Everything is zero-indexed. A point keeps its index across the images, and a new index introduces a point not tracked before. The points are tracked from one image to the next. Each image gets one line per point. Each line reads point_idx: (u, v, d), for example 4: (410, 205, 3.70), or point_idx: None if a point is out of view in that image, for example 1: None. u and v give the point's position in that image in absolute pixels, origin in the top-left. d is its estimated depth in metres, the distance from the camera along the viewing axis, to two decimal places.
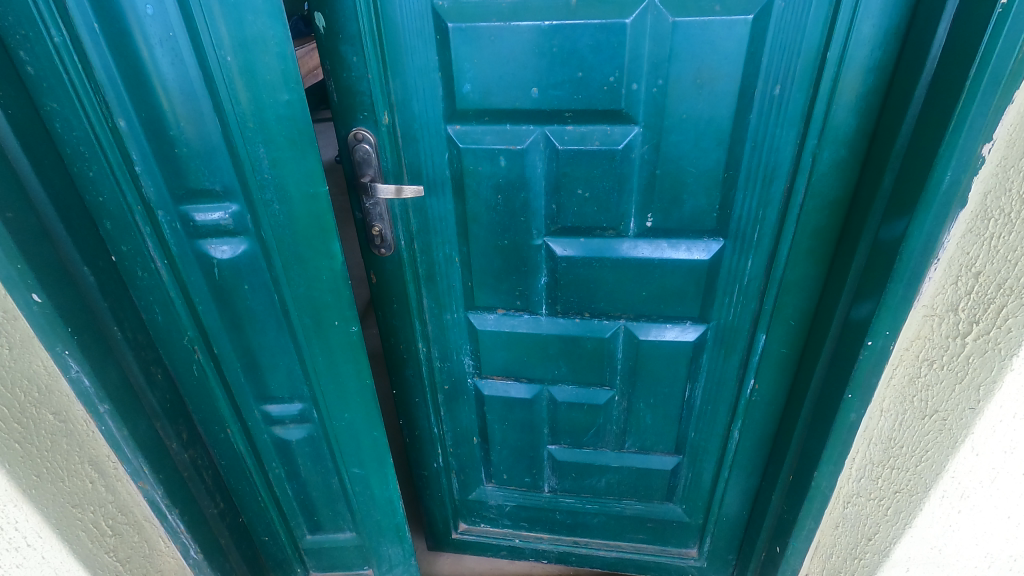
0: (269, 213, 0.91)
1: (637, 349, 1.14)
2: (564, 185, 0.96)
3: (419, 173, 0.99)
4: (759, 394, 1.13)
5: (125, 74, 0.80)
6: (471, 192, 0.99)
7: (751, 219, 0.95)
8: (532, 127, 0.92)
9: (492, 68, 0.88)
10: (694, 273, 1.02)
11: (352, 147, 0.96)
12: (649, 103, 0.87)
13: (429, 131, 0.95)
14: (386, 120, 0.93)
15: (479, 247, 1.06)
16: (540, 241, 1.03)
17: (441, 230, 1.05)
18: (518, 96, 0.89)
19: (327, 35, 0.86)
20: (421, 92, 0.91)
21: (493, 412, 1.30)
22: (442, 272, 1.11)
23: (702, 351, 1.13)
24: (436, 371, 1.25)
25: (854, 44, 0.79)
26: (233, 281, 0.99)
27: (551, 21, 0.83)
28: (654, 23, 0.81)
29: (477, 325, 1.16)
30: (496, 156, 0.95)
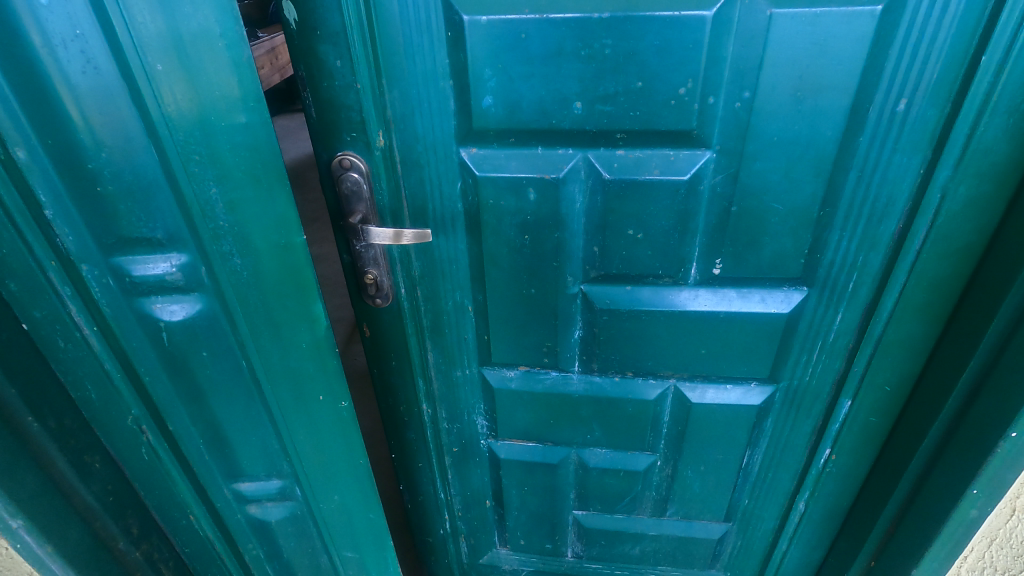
0: (229, 268, 0.71)
1: (688, 413, 0.94)
2: (609, 222, 0.75)
3: (422, 207, 0.78)
4: (835, 464, 0.94)
5: (17, 88, 0.57)
6: (490, 230, 0.78)
7: (847, 265, 0.75)
8: (571, 150, 0.71)
9: (521, 75, 0.66)
10: (767, 328, 0.82)
11: (337, 175, 0.74)
12: (728, 121, 0.66)
13: (436, 155, 0.73)
14: (381, 142, 0.72)
15: (497, 296, 0.85)
16: (576, 289, 0.82)
17: (449, 274, 0.84)
18: (554, 111, 0.68)
19: (300, 31, 0.64)
20: (426, 106, 0.70)
21: (511, 475, 1.10)
22: (451, 323, 0.90)
23: (767, 415, 0.93)
24: (443, 432, 1.05)
25: (1017, 45, 0.58)
26: (188, 346, 0.77)
27: (603, 12, 0.61)
28: (743, 17, 0.60)
29: (494, 384, 0.96)
30: (523, 187, 0.74)
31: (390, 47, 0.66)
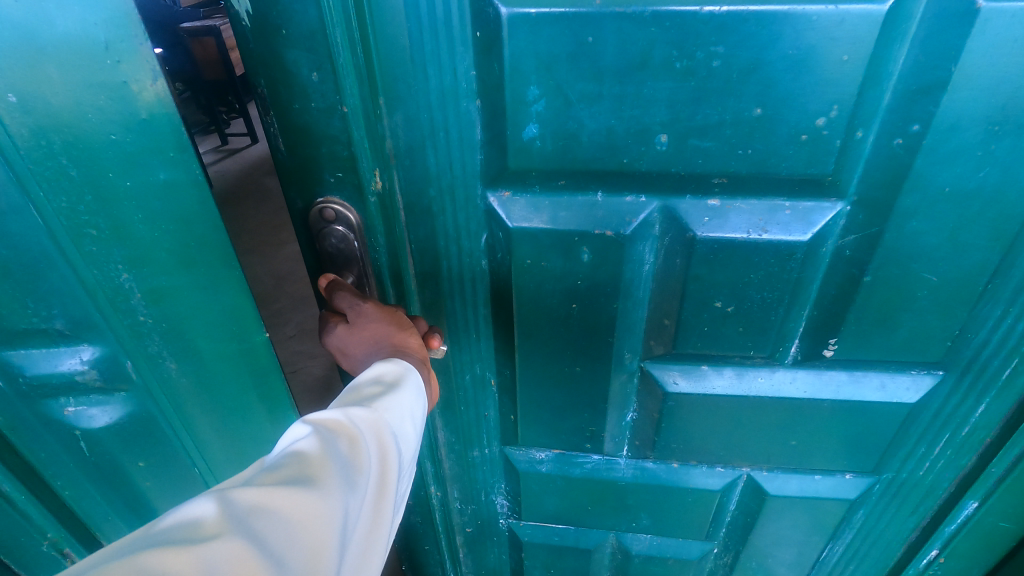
0: (161, 370, 0.53)
1: (762, 505, 0.76)
2: (688, 293, 0.55)
3: (433, 266, 0.58)
4: (940, 567, 0.77)
5: None
6: (525, 298, 0.58)
7: (1007, 351, 0.56)
8: (644, 199, 0.50)
9: (584, 97, 0.45)
10: (881, 418, 0.63)
11: (316, 230, 0.53)
12: (880, 163, 0.46)
13: (454, 200, 0.53)
14: (377, 184, 0.51)
15: (529, 373, 0.65)
16: (637, 366, 0.63)
17: (468, 344, 0.65)
18: (626, 146, 0.48)
19: (256, 31, 0.43)
20: (442, 136, 0.49)
21: (534, 558, 0.92)
22: (467, 399, 0.71)
23: (858, 509, 0.75)
24: (455, 511, 0.87)
25: None
26: (119, 453, 0.58)
27: (718, 5, 0.40)
28: (931, 14, 0.39)
29: (520, 467, 0.77)
30: (574, 245, 0.53)
31: (391, 55, 0.45)
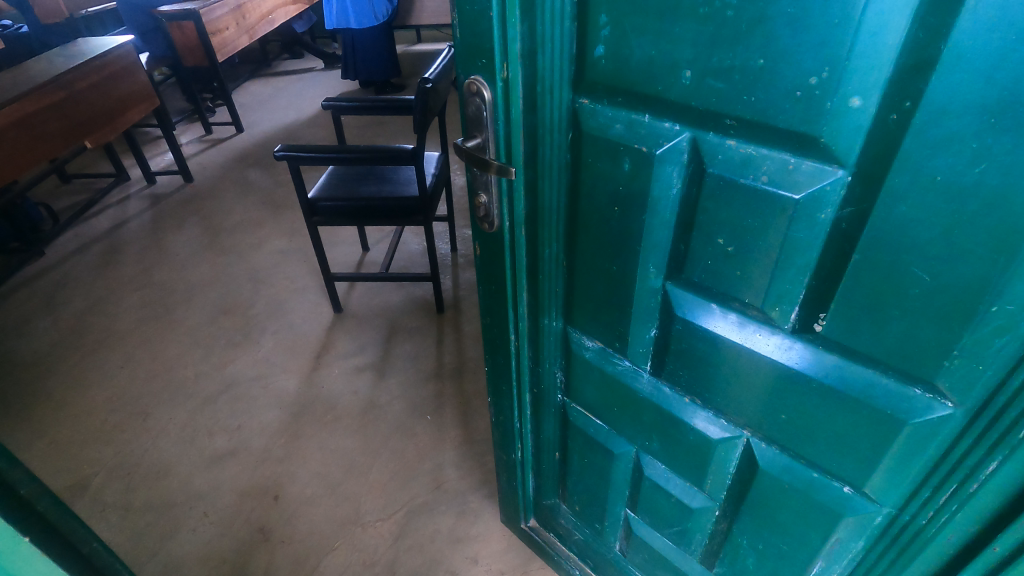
0: None
1: (755, 476, 0.69)
2: (697, 222, 0.56)
3: (533, 150, 0.65)
4: None
5: None
6: (588, 185, 0.64)
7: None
8: (677, 129, 0.52)
9: (636, 25, 0.50)
10: (877, 431, 0.54)
11: (467, 99, 0.64)
12: (872, 137, 0.43)
13: (554, 100, 0.60)
14: (505, 72, 0.60)
15: (587, 263, 0.71)
16: (661, 283, 0.64)
17: (551, 223, 0.71)
18: (659, 76, 0.51)
19: None
20: (548, 46, 0.57)
21: (573, 440, 0.94)
22: (545, 277, 0.77)
23: (862, 538, 0.64)
24: (524, 370, 0.91)
25: None
26: None
27: None
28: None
29: (574, 346, 0.81)
30: (618, 153, 0.58)
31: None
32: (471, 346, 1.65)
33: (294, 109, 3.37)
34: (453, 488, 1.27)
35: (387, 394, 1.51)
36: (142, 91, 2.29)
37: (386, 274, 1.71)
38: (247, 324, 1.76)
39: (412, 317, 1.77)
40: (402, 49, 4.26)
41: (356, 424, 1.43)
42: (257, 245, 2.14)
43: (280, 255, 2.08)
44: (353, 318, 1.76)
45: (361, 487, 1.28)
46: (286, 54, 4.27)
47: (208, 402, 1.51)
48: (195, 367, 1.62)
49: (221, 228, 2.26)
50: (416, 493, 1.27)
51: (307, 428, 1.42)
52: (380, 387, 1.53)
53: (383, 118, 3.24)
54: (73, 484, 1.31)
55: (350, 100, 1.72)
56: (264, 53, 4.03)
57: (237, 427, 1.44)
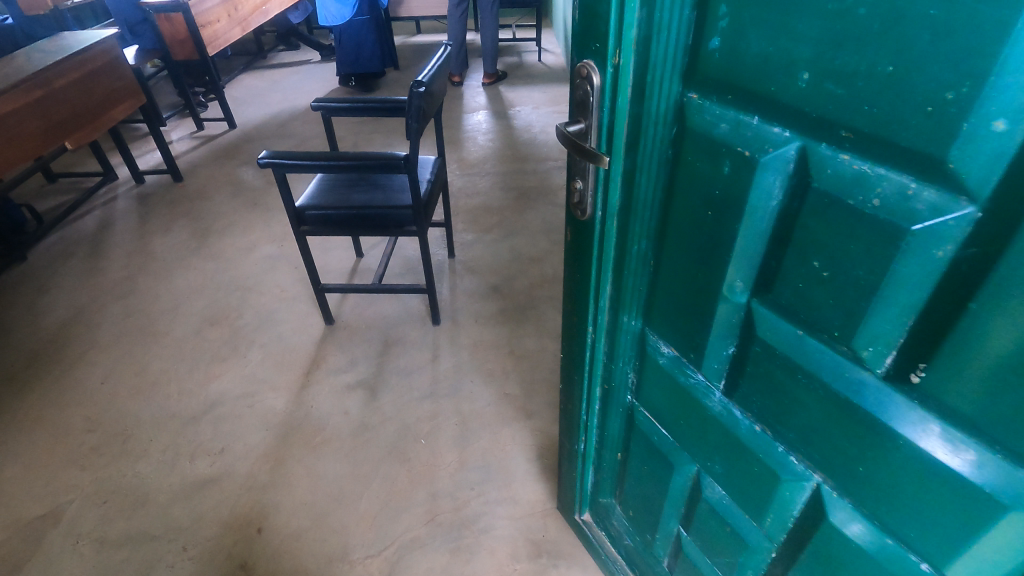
0: None
1: (817, 529, 0.54)
2: (790, 236, 0.44)
3: (633, 141, 0.53)
4: None
5: None
6: (684, 180, 0.52)
7: None
8: (789, 135, 0.40)
9: (756, 12, 0.39)
10: (976, 511, 0.39)
11: (575, 83, 0.55)
12: (1018, 170, 0.30)
13: (662, 90, 0.48)
14: (615, 58, 0.49)
15: (673, 267, 0.58)
16: (749, 303, 0.50)
17: (643, 217, 0.59)
18: (772, 74, 0.39)
19: None
20: (666, 33, 0.45)
21: (636, 444, 0.82)
22: (629, 275, 0.65)
23: None
24: (596, 364, 0.79)
25: None
26: None
27: None
28: None
29: (650, 350, 0.68)
30: (719, 154, 0.46)
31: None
32: (468, 361, 1.56)
33: (289, 103, 3.27)
34: (448, 520, 1.20)
35: (380, 414, 1.43)
36: (127, 87, 2.19)
37: (377, 285, 1.62)
38: (235, 337, 1.68)
39: (407, 329, 1.68)
40: (400, 40, 4.14)
41: (346, 448, 1.35)
42: (248, 250, 2.05)
43: (271, 260, 2.00)
44: (346, 331, 1.68)
45: (350, 520, 1.20)
46: (281, 46, 4.15)
47: (191, 422, 1.43)
48: (178, 383, 1.54)
49: (210, 231, 2.18)
50: (408, 527, 1.19)
51: (294, 452, 1.35)
52: (372, 407, 1.45)
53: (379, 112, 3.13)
54: (46, 513, 1.24)
55: (342, 100, 1.62)
56: (258, 44, 3.92)
57: (221, 450, 1.36)
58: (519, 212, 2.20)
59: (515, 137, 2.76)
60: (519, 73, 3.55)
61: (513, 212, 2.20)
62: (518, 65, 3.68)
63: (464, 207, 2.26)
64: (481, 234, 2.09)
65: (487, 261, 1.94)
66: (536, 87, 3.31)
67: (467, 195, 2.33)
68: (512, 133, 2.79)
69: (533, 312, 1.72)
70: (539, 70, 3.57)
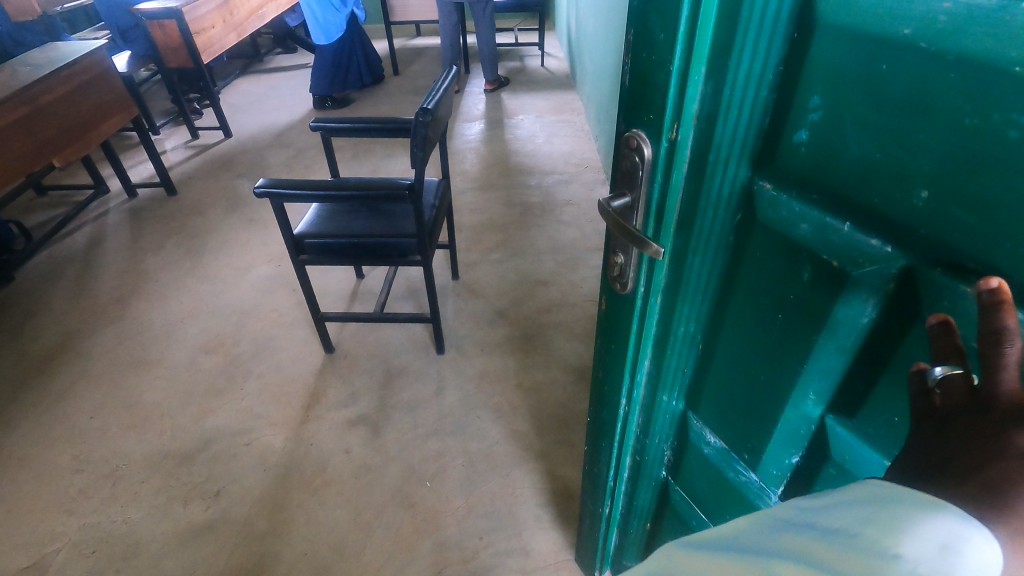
0: None
1: None
2: (886, 366, 0.38)
3: (687, 221, 0.47)
4: None
5: None
6: (747, 274, 0.46)
7: None
8: (890, 251, 0.34)
9: (859, 112, 0.32)
10: None
11: (620, 152, 0.45)
12: None
13: (727, 173, 0.42)
14: (673, 134, 0.41)
15: (728, 357, 0.53)
16: (822, 416, 0.45)
17: (693, 300, 0.53)
18: (877, 183, 0.33)
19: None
20: (735, 114, 0.39)
21: (671, 520, 0.76)
22: (674, 356, 0.58)
23: None
24: (629, 439, 0.69)
25: None
26: None
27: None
28: None
29: (692, 434, 0.62)
30: (798, 257, 0.41)
31: (729, 26, 0.36)
32: (475, 394, 1.50)
33: (286, 110, 3.19)
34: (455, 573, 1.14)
35: (383, 454, 1.36)
36: (117, 100, 2.12)
37: (380, 314, 1.55)
38: (231, 366, 1.61)
39: (410, 358, 1.62)
40: (399, 43, 4.06)
41: (348, 492, 1.29)
42: (245, 271, 1.98)
43: (268, 282, 1.93)
44: (347, 360, 1.61)
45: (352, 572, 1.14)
46: (278, 48, 4.06)
47: (185, 462, 1.37)
48: (172, 418, 1.47)
49: (205, 249, 2.11)
50: None
51: (293, 496, 1.28)
52: (375, 445, 1.38)
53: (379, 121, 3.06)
54: (32, 564, 1.18)
55: (343, 120, 1.55)
56: (255, 48, 3.84)
57: (216, 493, 1.29)
58: (524, 229, 2.13)
59: (518, 148, 2.69)
60: (521, 78, 3.48)
61: (518, 230, 2.14)
62: (520, 70, 3.60)
63: (467, 223, 2.19)
64: (486, 253, 2.02)
65: (492, 283, 1.88)
66: (538, 94, 3.24)
67: (470, 210, 2.26)
68: (515, 143, 2.72)
69: (542, 340, 1.66)
70: (541, 76, 3.49)
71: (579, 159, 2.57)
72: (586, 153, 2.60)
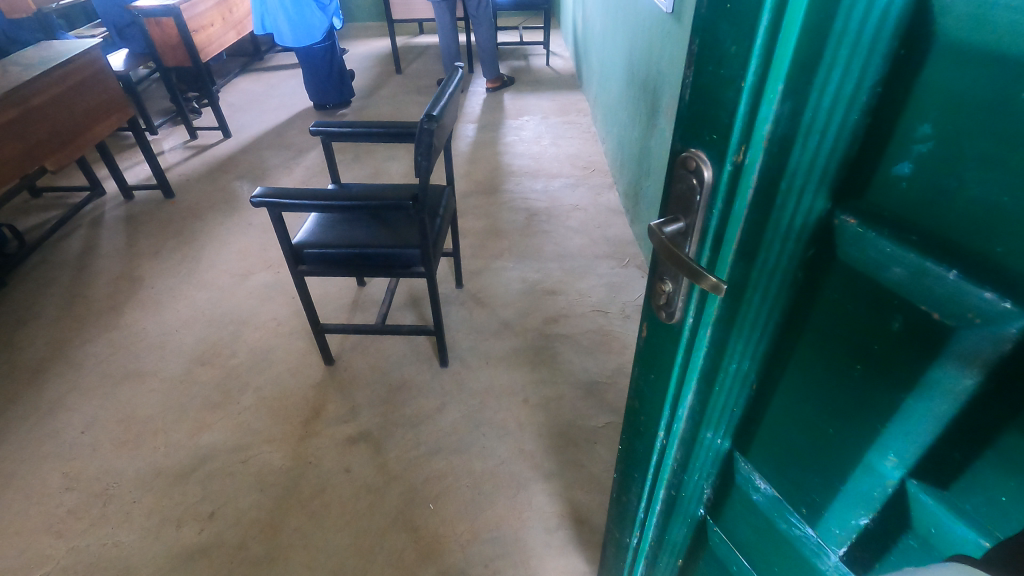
0: None
1: None
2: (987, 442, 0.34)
3: (749, 251, 0.41)
4: None
5: None
6: (818, 316, 0.41)
7: None
8: (1009, 307, 0.30)
9: (983, 146, 0.28)
10: None
11: (676, 174, 0.42)
12: None
13: (801, 204, 0.37)
14: (739, 158, 0.37)
15: (787, 401, 0.47)
16: (903, 481, 0.40)
17: (748, 336, 0.47)
18: (1002, 228, 0.29)
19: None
20: (817, 138, 0.34)
21: (706, 563, 0.70)
22: (721, 394, 0.52)
23: None
24: (664, 472, 0.64)
25: None
26: None
27: None
28: None
29: (737, 478, 0.57)
30: (888, 306, 0.36)
31: (816, 40, 0.31)
32: (480, 409, 1.45)
33: (286, 110, 3.13)
34: None
35: (385, 473, 1.31)
36: (111, 101, 2.06)
37: (382, 325, 1.50)
38: (227, 379, 1.56)
39: (412, 371, 1.56)
40: (401, 42, 3.99)
41: (348, 514, 1.23)
42: (243, 278, 1.93)
43: (267, 290, 1.87)
44: (347, 373, 1.56)
45: None
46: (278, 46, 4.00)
47: (179, 481, 1.31)
48: (166, 434, 1.42)
49: (202, 255, 2.05)
50: None
51: (290, 519, 1.23)
52: (376, 464, 1.33)
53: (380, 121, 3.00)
54: None
55: (344, 124, 1.50)
56: (255, 46, 3.78)
57: (211, 515, 1.24)
58: (530, 236, 2.08)
59: (523, 150, 2.63)
60: (525, 78, 3.41)
61: (523, 236, 2.08)
62: (524, 69, 3.53)
63: (471, 229, 2.13)
64: (490, 260, 1.96)
65: (497, 292, 1.82)
66: (543, 94, 3.17)
67: (474, 215, 2.20)
68: (520, 146, 2.66)
69: (549, 353, 1.60)
70: (546, 76, 3.43)
71: (586, 161, 2.51)
72: (593, 156, 2.54)
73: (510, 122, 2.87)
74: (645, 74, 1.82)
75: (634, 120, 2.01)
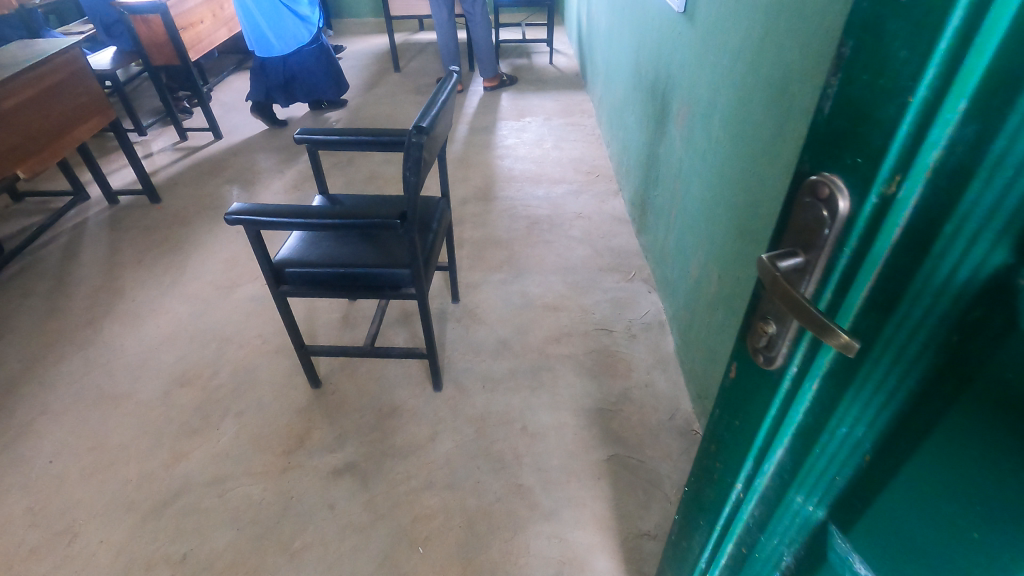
0: None
1: None
2: None
3: (885, 302, 0.35)
4: None
5: None
6: (968, 393, 0.35)
7: None
8: None
9: None
10: None
11: (803, 198, 0.36)
12: None
13: (966, 258, 0.31)
14: (891, 189, 0.31)
15: (909, 481, 0.42)
16: None
17: (870, 399, 0.41)
18: None
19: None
20: (1005, 180, 0.28)
21: None
22: (822, 454, 0.46)
23: None
24: (741, 526, 0.60)
25: None
26: None
27: None
28: None
29: (832, 550, 0.51)
30: None
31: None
32: (475, 438, 1.35)
33: None
34: None
35: (371, 510, 1.22)
36: (93, 103, 1.96)
37: (371, 347, 1.40)
38: (207, 402, 1.46)
39: (404, 395, 1.47)
40: (400, 38, 3.88)
41: (330, 557, 1.14)
42: (228, 290, 1.84)
43: (253, 303, 1.78)
44: (334, 396, 1.46)
45: None
46: None
47: (151, 516, 1.22)
48: (139, 463, 1.33)
49: (186, 264, 1.96)
50: None
51: (268, 561, 1.14)
52: (362, 500, 1.24)
53: (377, 121, 2.89)
54: None
55: (332, 131, 1.40)
56: None
57: (183, 556, 1.15)
58: (531, 246, 1.97)
59: (524, 153, 2.53)
60: (528, 77, 3.30)
61: (524, 246, 1.98)
62: (526, 67, 3.41)
63: (469, 238, 2.03)
64: (489, 273, 1.86)
65: (495, 307, 1.72)
66: (547, 94, 3.06)
67: (473, 223, 2.10)
68: (521, 149, 2.55)
69: (549, 375, 1.51)
70: (550, 75, 3.31)
71: (590, 166, 2.40)
72: (598, 161, 2.43)
73: (512, 124, 2.76)
74: (653, 76, 1.71)
75: (641, 124, 1.90)
